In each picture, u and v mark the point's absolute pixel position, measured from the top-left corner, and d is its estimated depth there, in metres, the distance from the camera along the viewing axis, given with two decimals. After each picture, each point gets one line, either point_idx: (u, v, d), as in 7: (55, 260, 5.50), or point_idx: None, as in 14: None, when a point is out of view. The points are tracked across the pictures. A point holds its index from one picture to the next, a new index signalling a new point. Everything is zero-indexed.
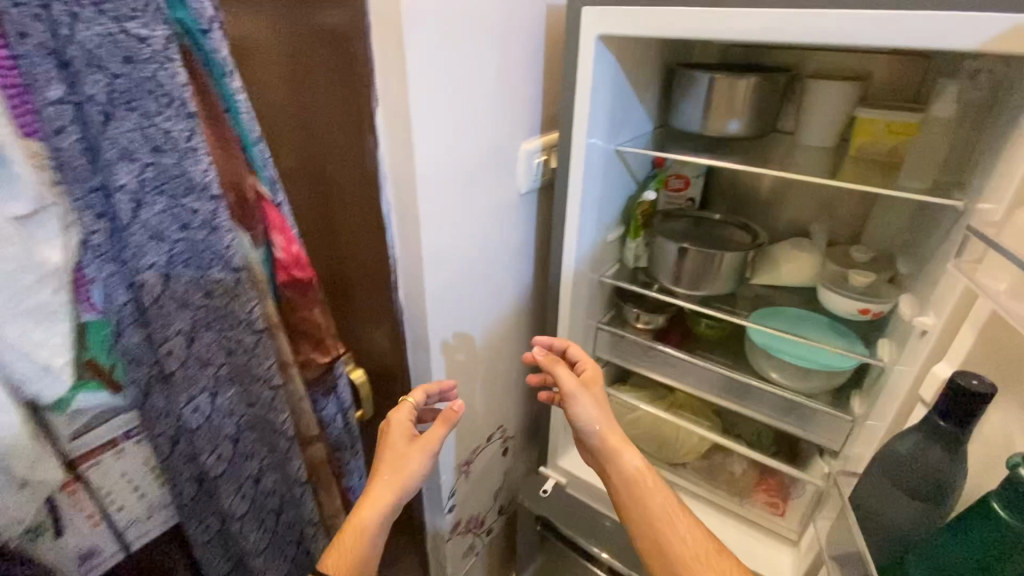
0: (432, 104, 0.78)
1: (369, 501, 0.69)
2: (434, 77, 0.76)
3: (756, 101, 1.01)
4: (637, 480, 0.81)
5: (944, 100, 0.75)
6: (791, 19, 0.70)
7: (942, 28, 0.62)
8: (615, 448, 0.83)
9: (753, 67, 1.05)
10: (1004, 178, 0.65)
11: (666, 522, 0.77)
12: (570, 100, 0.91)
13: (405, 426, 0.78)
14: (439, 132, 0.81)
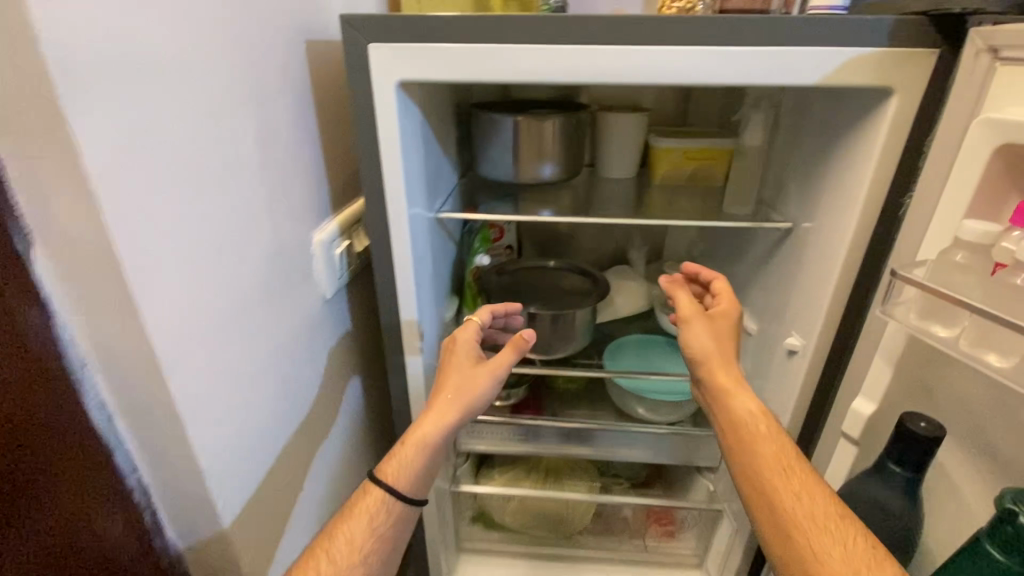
0: (161, 227, 0.44)
1: (432, 415, 0.64)
2: (151, 180, 0.43)
3: (567, 142, 0.90)
4: (750, 425, 0.62)
5: (753, 128, 0.79)
6: (634, 57, 0.58)
7: (789, 63, 0.57)
8: (725, 388, 0.65)
9: (551, 104, 0.93)
10: (843, 203, 0.66)
11: (778, 477, 0.58)
12: (372, 169, 0.65)
13: (468, 344, 0.70)
14: (186, 268, 0.47)
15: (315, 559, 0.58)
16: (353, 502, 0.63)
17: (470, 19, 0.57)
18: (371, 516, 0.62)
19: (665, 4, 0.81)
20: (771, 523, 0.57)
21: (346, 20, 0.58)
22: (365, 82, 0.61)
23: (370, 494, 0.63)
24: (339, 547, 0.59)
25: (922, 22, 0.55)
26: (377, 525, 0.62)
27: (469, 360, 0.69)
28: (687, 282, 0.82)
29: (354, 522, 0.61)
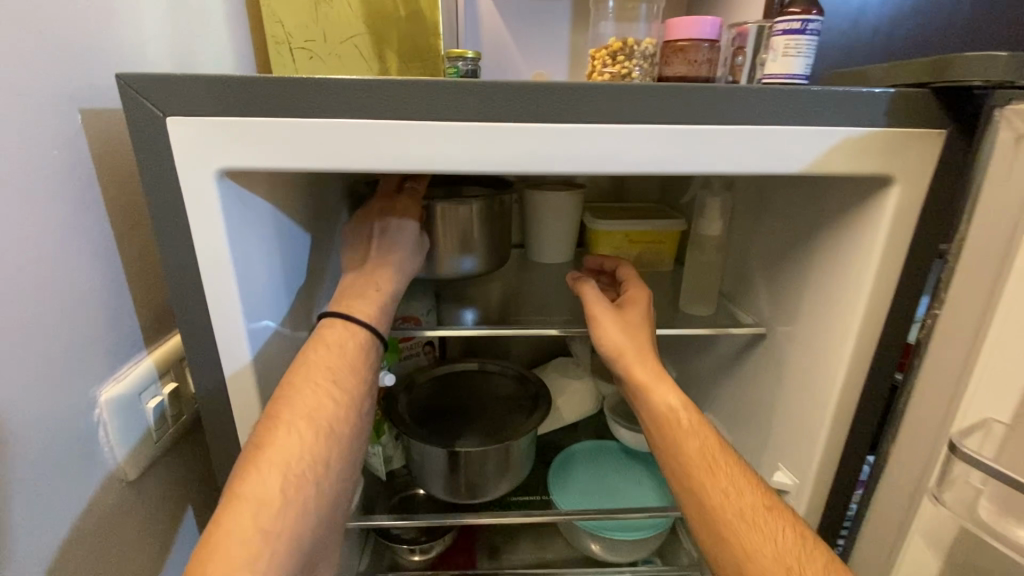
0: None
1: (379, 276, 0.55)
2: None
3: (491, 228, 0.71)
4: (673, 424, 0.49)
5: (709, 216, 0.65)
6: (565, 136, 0.42)
7: (768, 145, 0.43)
8: (642, 384, 0.51)
9: (465, 183, 0.76)
10: (834, 313, 0.52)
11: (703, 476, 0.47)
12: (191, 292, 0.44)
13: (408, 208, 0.59)
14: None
15: (310, 387, 0.47)
16: (326, 338, 0.50)
17: (325, 88, 0.39)
18: (362, 356, 0.51)
19: (595, 69, 0.68)
20: (697, 523, 0.47)
21: (132, 81, 0.38)
22: (169, 171, 0.40)
23: (345, 327, 0.51)
24: (342, 377, 0.49)
25: (924, 96, 0.43)
26: (364, 364, 0.51)
27: (407, 234, 0.59)
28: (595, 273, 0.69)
29: (336, 356, 0.49)
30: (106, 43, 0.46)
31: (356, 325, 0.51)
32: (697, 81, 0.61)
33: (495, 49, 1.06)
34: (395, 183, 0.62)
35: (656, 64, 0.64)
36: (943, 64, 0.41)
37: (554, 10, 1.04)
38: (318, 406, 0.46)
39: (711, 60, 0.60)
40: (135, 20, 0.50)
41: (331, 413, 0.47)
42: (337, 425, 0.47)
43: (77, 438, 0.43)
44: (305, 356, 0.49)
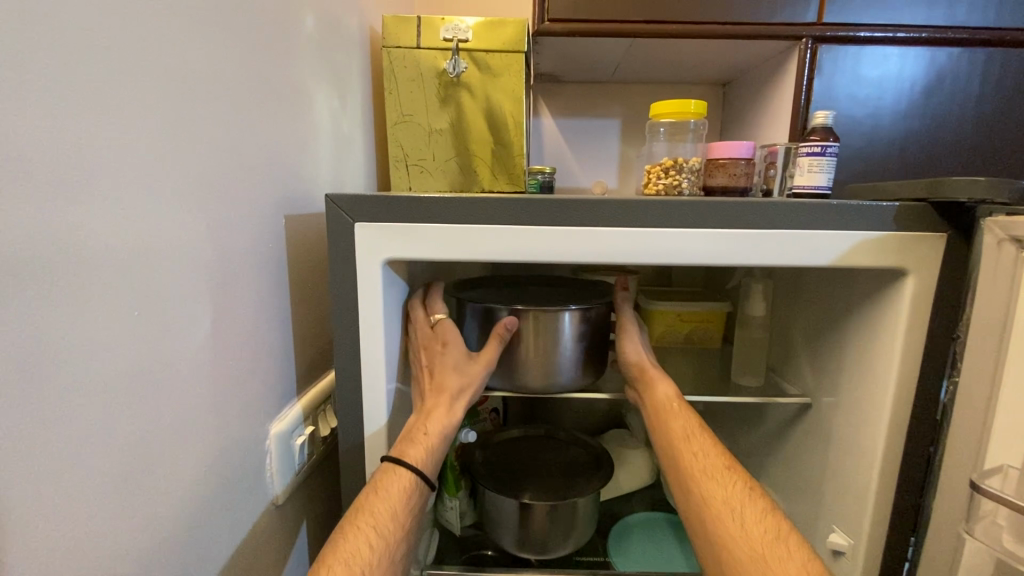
0: (28, 462, 0.32)
1: (432, 417, 0.62)
2: (29, 399, 0.32)
3: (572, 345, 0.68)
4: (665, 407, 0.65)
5: (754, 299, 0.76)
6: (640, 234, 0.56)
7: (799, 244, 0.55)
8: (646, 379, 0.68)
9: (585, 290, 0.75)
10: (869, 383, 0.60)
11: (682, 440, 0.61)
12: (350, 349, 0.57)
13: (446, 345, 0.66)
14: (59, 514, 0.34)
15: (359, 529, 0.52)
16: (376, 485, 0.56)
17: (467, 202, 0.55)
18: (406, 496, 0.56)
19: (651, 180, 0.83)
20: (673, 474, 0.61)
21: (334, 199, 0.54)
22: (348, 259, 0.55)
23: (397, 472, 0.57)
24: (385, 518, 0.54)
25: (924, 208, 0.54)
26: (405, 515, 0.55)
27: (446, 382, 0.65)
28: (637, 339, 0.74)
29: (383, 501, 0.55)
30: (299, 170, 0.65)
31: (406, 470, 0.57)
32: (735, 192, 0.75)
33: (556, 159, 1.25)
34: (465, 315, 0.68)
35: (702, 177, 0.79)
36: (934, 185, 0.53)
37: (606, 128, 1.24)
38: (358, 547, 0.50)
39: (748, 174, 0.75)
40: (315, 152, 0.69)
41: (370, 556, 0.50)
42: (375, 564, 0.50)
43: (252, 460, 0.55)
44: (361, 502, 0.54)
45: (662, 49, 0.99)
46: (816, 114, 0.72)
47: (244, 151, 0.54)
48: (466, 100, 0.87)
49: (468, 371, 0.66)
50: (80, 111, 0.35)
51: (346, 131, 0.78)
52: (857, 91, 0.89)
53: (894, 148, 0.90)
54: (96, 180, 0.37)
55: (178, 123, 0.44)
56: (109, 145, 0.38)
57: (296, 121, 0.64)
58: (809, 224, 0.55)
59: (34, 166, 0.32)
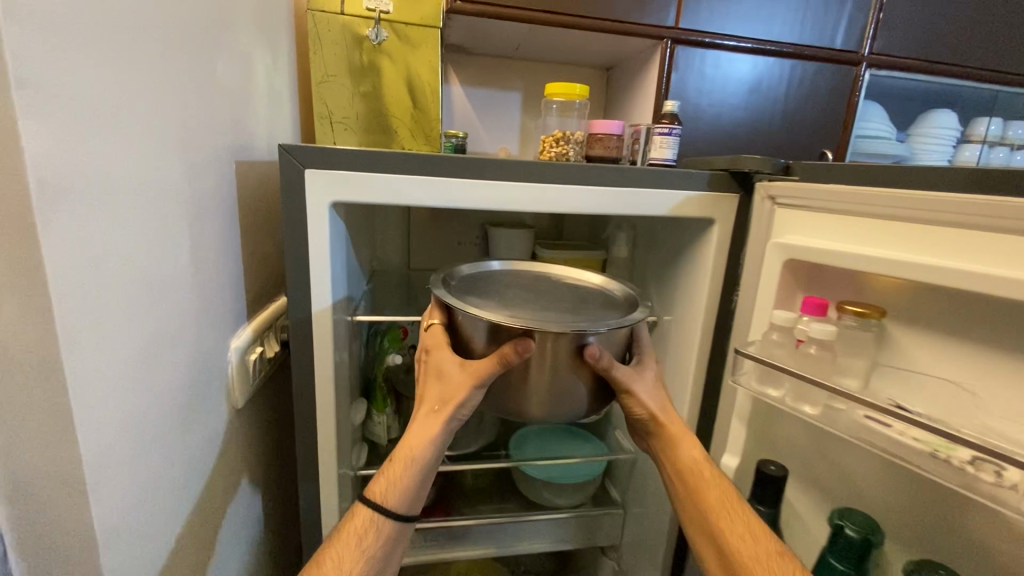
0: (106, 332, 0.43)
1: (412, 436, 0.63)
2: (104, 284, 0.43)
3: (578, 375, 0.63)
4: (695, 471, 0.66)
5: (619, 243, 1.03)
6: (537, 187, 0.74)
7: (646, 198, 0.77)
8: (671, 434, 0.68)
9: (587, 302, 0.71)
10: (690, 302, 0.85)
11: (722, 516, 0.63)
12: (301, 277, 0.70)
13: (438, 358, 0.65)
14: (119, 374, 0.45)
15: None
16: (336, 531, 0.62)
17: (403, 156, 0.69)
18: (359, 539, 0.61)
19: (545, 148, 1.01)
20: (710, 549, 0.63)
21: (288, 149, 0.65)
22: (301, 200, 0.67)
23: (362, 511, 0.63)
24: (328, 568, 0.59)
25: (726, 176, 0.78)
26: (354, 559, 0.60)
27: (432, 397, 0.65)
28: (653, 381, 0.69)
29: (329, 555, 0.60)
30: (243, 121, 0.73)
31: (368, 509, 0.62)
32: (610, 161, 0.96)
33: (465, 125, 1.39)
34: (462, 319, 0.64)
35: (584, 147, 0.99)
36: (735, 160, 0.76)
37: (508, 99, 1.40)
38: None
39: (618, 147, 0.96)
40: (254, 105, 0.77)
41: None
42: None
43: (219, 367, 0.66)
44: (321, 554, 0.60)
45: (558, 35, 1.16)
46: (667, 103, 0.94)
47: (206, 103, 0.62)
48: (386, 67, 0.97)
49: (452, 380, 0.64)
50: (116, 61, 0.44)
51: (276, 86, 0.85)
52: (701, 86, 1.14)
53: (725, 133, 1.18)
54: (125, 119, 0.46)
55: (167, 74, 0.53)
56: (131, 92, 0.46)
57: (240, 75, 0.72)
58: (653, 184, 0.77)
59: (95, 103, 0.41)
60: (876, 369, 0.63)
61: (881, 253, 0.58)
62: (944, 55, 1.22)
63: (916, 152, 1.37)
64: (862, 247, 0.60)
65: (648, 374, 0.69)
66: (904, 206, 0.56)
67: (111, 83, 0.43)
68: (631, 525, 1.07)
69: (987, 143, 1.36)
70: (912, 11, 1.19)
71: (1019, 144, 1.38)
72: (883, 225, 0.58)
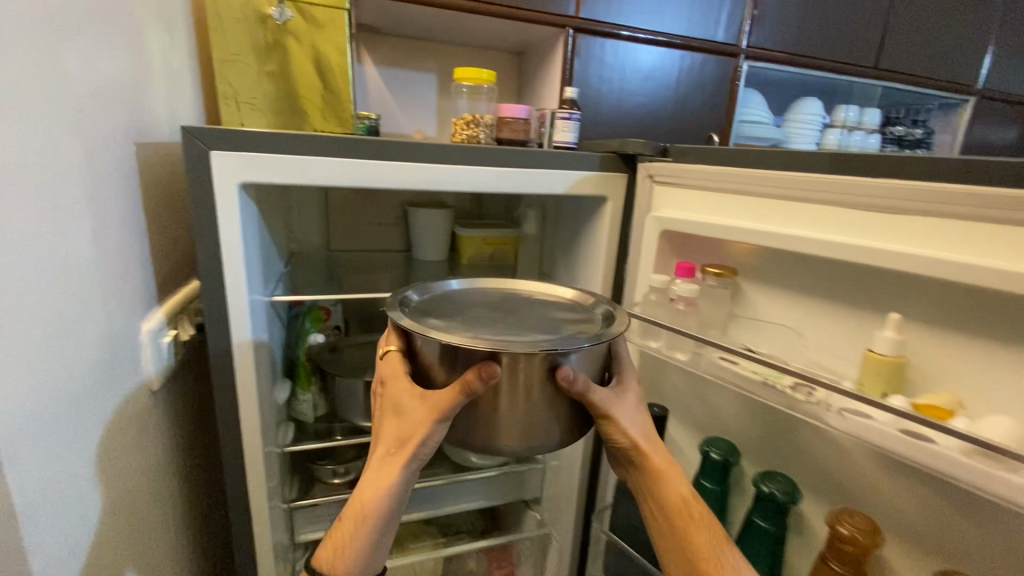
0: (15, 310, 0.44)
1: (370, 483, 0.59)
2: (10, 262, 0.44)
3: (553, 398, 0.55)
4: (682, 511, 0.59)
5: (530, 220, 1.18)
6: (446, 168, 0.79)
7: (547, 178, 0.84)
8: (656, 469, 0.59)
9: (563, 322, 0.62)
10: (591, 273, 0.94)
11: (714, 564, 0.57)
12: (213, 257, 0.71)
13: (397, 392, 0.58)
14: (30, 352, 0.46)
15: None
16: None
17: (314, 138, 0.71)
18: None
19: (457, 130, 1.06)
20: None
21: (193, 130, 0.66)
22: (210, 181, 0.68)
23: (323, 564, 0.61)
24: None
25: (617, 158, 0.88)
26: None
27: (391, 437, 0.59)
28: (636, 405, 0.60)
29: None
30: (142, 102, 0.72)
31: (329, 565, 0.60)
32: (519, 143, 1.03)
33: (380, 107, 1.40)
34: (420, 344, 0.56)
35: (494, 130, 1.05)
36: (623, 144, 0.86)
37: (422, 82, 1.42)
38: None
39: (525, 130, 1.02)
40: (153, 86, 0.75)
41: None
42: None
43: (132, 349, 0.66)
44: None
45: (467, 20, 1.20)
46: (567, 89, 1.02)
47: (102, 83, 0.61)
48: (293, 47, 0.97)
49: (410, 419, 0.57)
50: (9, 42, 0.44)
51: (174, 65, 0.83)
52: (602, 73, 1.24)
53: (625, 117, 1.29)
54: (20, 99, 0.46)
55: (61, 53, 0.53)
56: (26, 71, 0.47)
57: (136, 55, 0.70)
58: (552, 165, 0.84)
59: None
60: (734, 320, 0.75)
61: (734, 223, 0.70)
62: (809, 49, 1.39)
63: (790, 135, 1.56)
64: (724, 219, 0.72)
65: (628, 397, 0.60)
66: (752, 181, 0.68)
67: (2, 64, 0.43)
68: (551, 479, 1.17)
69: (846, 127, 1.54)
70: (782, 9, 1.34)
71: (873, 128, 1.57)
72: (735, 198, 0.71)
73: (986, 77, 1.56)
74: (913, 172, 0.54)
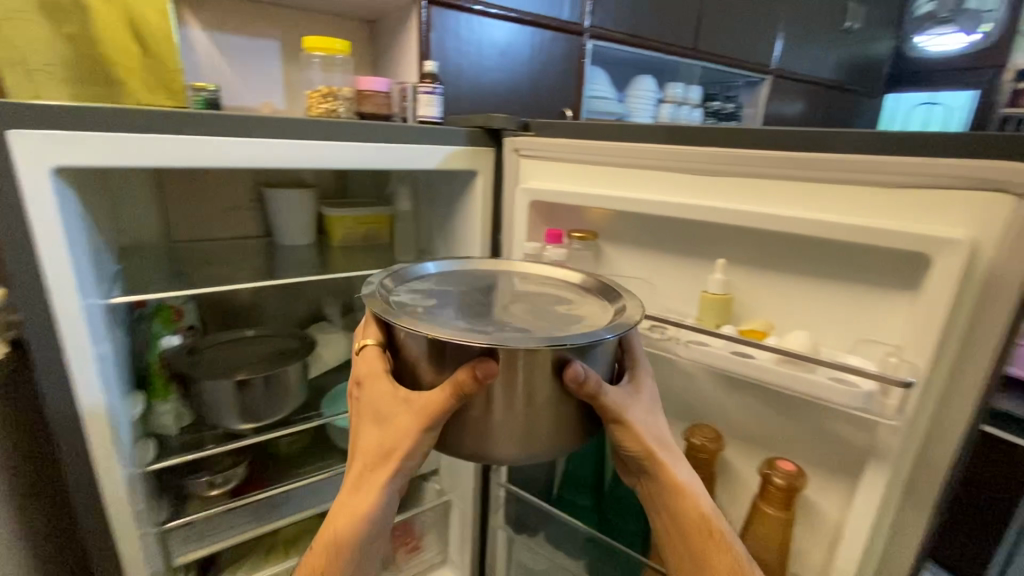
0: None
1: (353, 499, 0.55)
2: None
3: (557, 395, 0.52)
4: (697, 524, 0.55)
5: (403, 198, 1.14)
6: (309, 145, 0.75)
7: (417, 154, 0.85)
8: (672, 482, 0.55)
9: (569, 314, 0.57)
10: (468, 246, 0.98)
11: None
12: (26, 257, 0.59)
13: (378, 393, 0.54)
14: None
15: None
16: None
17: (146, 113, 0.63)
18: None
19: (314, 104, 1.00)
20: None
21: None
22: (10, 165, 0.57)
23: None
24: None
25: (483, 132, 0.91)
26: None
27: (373, 445, 0.54)
28: (652, 410, 0.57)
29: None
30: None
31: None
32: (382, 117, 1.00)
33: (215, 76, 1.24)
34: (407, 339, 0.51)
35: (354, 104, 1.01)
36: (487, 118, 0.89)
37: (265, 49, 1.29)
38: None
39: (387, 104, 1.00)
40: None
41: None
42: None
43: None
44: None
45: None
46: (427, 63, 1.02)
47: None
48: (95, 4, 0.82)
49: (395, 425, 0.52)
50: None
51: None
52: (459, 47, 1.25)
53: (485, 92, 1.32)
54: None
55: None
56: None
57: None
58: (421, 140, 0.85)
59: None
60: None
61: (592, 190, 0.78)
62: (642, 30, 1.54)
63: (631, 109, 1.72)
64: (583, 187, 0.79)
65: (645, 401, 0.56)
66: (603, 152, 0.76)
67: None
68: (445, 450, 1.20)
69: (676, 102, 1.76)
70: None
71: (697, 103, 1.83)
72: (591, 168, 0.79)
73: (775, 60, 1.88)
74: (727, 142, 0.65)
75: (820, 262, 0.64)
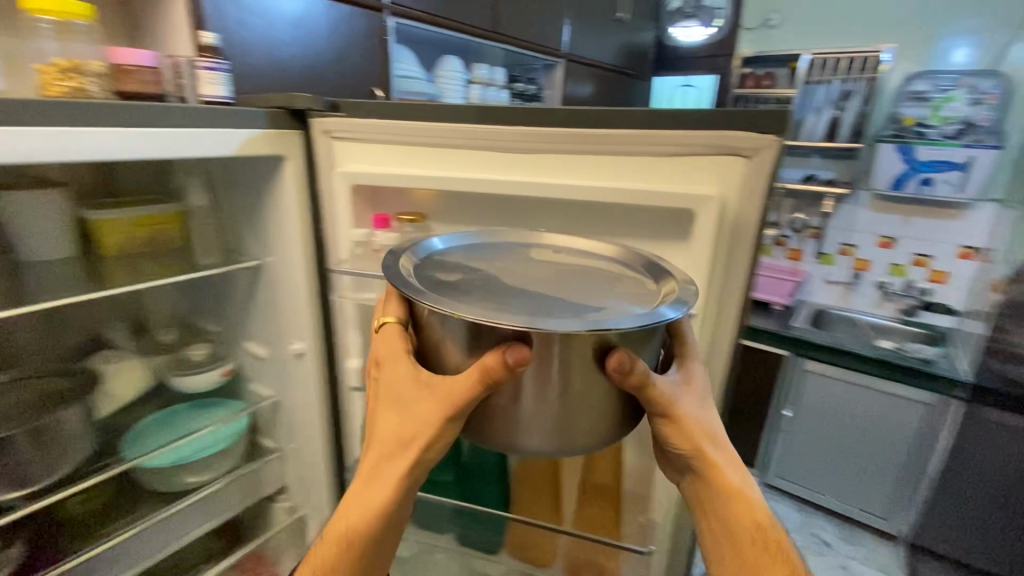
0: None
1: (369, 485, 0.55)
2: None
3: (597, 385, 0.50)
4: (727, 503, 0.55)
5: (195, 191, 0.97)
6: (54, 134, 0.60)
7: (207, 141, 0.74)
8: (711, 465, 0.55)
9: (613, 293, 0.54)
10: (286, 239, 0.89)
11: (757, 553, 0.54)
12: None
13: (399, 374, 0.54)
14: None
15: None
16: None
17: None
18: None
19: (49, 80, 0.79)
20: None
21: None
22: None
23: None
24: None
25: (284, 113, 0.82)
26: None
27: (392, 430, 0.54)
28: (701, 399, 0.56)
29: None
30: None
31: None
32: (153, 98, 0.84)
33: None
34: (440, 320, 0.50)
35: (110, 82, 0.83)
36: (289, 98, 0.81)
37: None
38: None
39: (158, 82, 0.85)
40: None
41: None
42: None
43: None
44: None
45: None
46: (203, 35, 0.88)
47: None
48: None
49: (417, 411, 0.53)
50: None
51: None
52: (240, 15, 1.10)
53: (280, 69, 1.20)
54: None
55: None
56: None
57: None
58: (211, 125, 0.74)
59: None
60: None
61: (414, 171, 0.77)
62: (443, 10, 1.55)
63: (441, 90, 1.73)
64: (402, 168, 0.78)
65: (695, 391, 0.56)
66: (418, 132, 0.75)
67: None
68: (292, 463, 1.11)
69: (483, 83, 1.84)
70: None
71: (502, 84, 1.95)
72: (408, 150, 0.78)
73: (565, 44, 2.06)
74: (527, 119, 0.70)
75: (613, 222, 0.74)
